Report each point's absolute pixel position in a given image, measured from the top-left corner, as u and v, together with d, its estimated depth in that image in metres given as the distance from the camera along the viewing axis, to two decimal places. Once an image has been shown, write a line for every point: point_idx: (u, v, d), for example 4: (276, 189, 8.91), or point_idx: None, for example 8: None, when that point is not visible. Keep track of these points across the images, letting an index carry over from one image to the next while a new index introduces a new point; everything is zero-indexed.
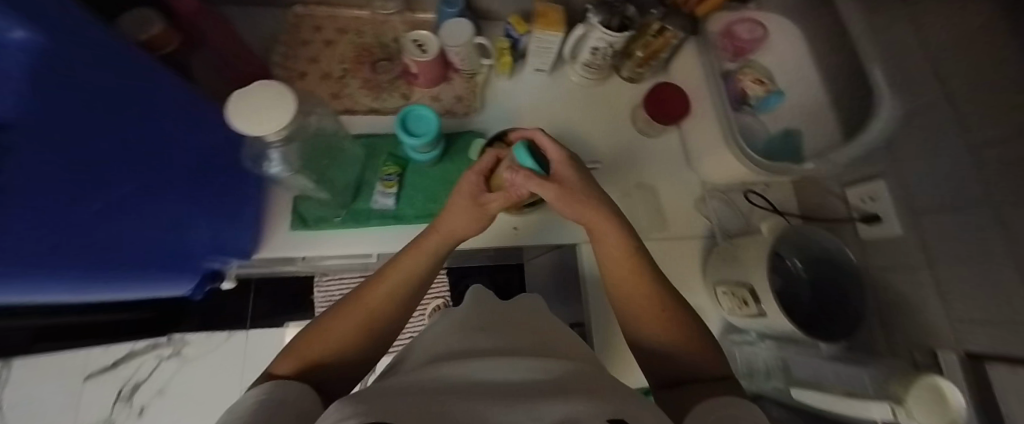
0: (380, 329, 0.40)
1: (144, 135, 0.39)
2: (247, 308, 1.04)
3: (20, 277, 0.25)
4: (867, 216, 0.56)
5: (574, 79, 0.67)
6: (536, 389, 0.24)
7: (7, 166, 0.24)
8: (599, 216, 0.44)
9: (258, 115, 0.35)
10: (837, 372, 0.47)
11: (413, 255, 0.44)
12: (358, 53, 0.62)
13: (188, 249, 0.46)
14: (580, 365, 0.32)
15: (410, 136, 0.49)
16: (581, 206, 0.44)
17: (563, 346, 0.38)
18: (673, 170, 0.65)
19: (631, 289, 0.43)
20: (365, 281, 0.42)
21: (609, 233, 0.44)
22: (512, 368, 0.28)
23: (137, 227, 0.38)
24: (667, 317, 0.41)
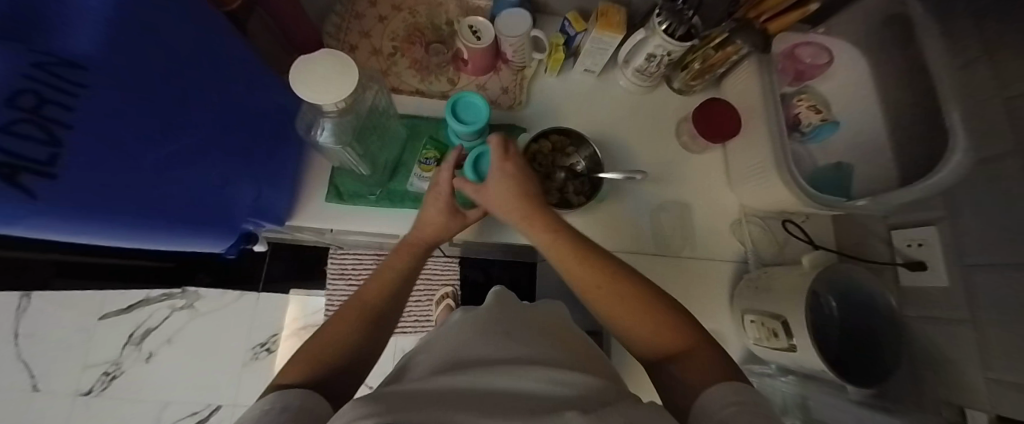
0: (379, 318, 0.42)
1: (206, 95, 0.40)
2: (260, 271, 1.07)
3: (71, 214, 0.25)
4: (912, 263, 0.54)
5: (622, 83, 0.65)
6: (582, 404, 0.24)
7: (69, 104, 0.25)
8: (521, 215, 0.45)
9: (321, 83, 0.35)
10: (862, 418, 0.46)
11: (396, 256, 0.47)
12: (410, 33, 0.62)
13: (236, 209, 0.47)
14: (619, 388, 0.31)
15: (457, 121, 0.49)
16: (507, 201, 0.46)
17: (595, 364, 0.37)
18: (712, 189, 0.64)
19: (573, 270, 0.42)
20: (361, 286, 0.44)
21: (536, 227, 0.45)
22: (549, 382, 0.27)
23: (191, 185, 0.38)
24: (606, 292, 0.40)
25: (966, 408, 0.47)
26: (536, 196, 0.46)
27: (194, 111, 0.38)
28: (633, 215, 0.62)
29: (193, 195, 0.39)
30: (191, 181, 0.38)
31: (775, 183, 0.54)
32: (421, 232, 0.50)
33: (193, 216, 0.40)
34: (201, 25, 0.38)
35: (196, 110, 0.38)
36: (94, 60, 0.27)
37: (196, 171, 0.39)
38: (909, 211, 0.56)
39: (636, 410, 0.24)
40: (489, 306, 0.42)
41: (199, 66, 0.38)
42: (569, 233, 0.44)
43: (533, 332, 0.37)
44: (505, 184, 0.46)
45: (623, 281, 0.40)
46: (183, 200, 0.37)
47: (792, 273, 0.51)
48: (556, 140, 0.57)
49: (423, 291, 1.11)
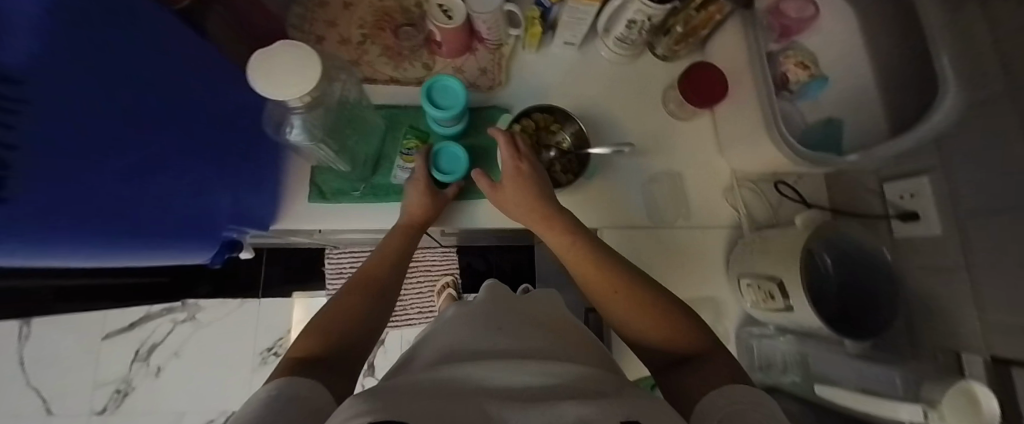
0: (379, 300, 0.42)
1: (160, 100, 0.37)
2: (259, 276, 1.06)
3: (41, 239, 0.24)
4: (904, 214, 0.54)
5: (604, 54, 0.63)
6: (578, 397, 0.24)
7: (23, 127, 0.23)
8: (537, 216, 0.48)
9: (281, 77, 0.33)
10: (859, 371, 0.46)
11: (393, 238, 0.49)
12: (379, 18, 0.59)
13: (212, 219, 0.45)
14: (618, 377, 0.30)
15: (434, 107, 0.47)
16: (521, 202, 0.49)
17: (587, 355, 0.36)
18: (702, 157, 0.63)
19: (588, 273, 0.44)
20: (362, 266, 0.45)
21: (552, 230, 0.47)
22: (546, 375, 0.27)
23: (158, 198, 0.37)
24: (621, 297, 0.41)
25: (960, 352, 0.47)
26: (550, 199, 0.49)
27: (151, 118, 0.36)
28: (623, 190, 0.61)
29: (160, 207, 0.37)
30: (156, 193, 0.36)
31: (765, 144, 0.53)
32: (414, 219, 0.50)
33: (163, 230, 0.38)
34: (150, 26, 0.36)
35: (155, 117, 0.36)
36: (35, 69, 0.25)
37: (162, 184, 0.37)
38: (900, 162, 0.55)
39: (630, 401, 0.23)
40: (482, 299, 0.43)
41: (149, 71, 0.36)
42: (585, 237, 0.46)
43: (527, 324, 0.37)
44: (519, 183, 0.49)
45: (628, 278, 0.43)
46: (156, 215, 0.36)
47: (785, 235, 0.51)
48: (540, 118, 0.55)
49: (423, 282, 1.12)
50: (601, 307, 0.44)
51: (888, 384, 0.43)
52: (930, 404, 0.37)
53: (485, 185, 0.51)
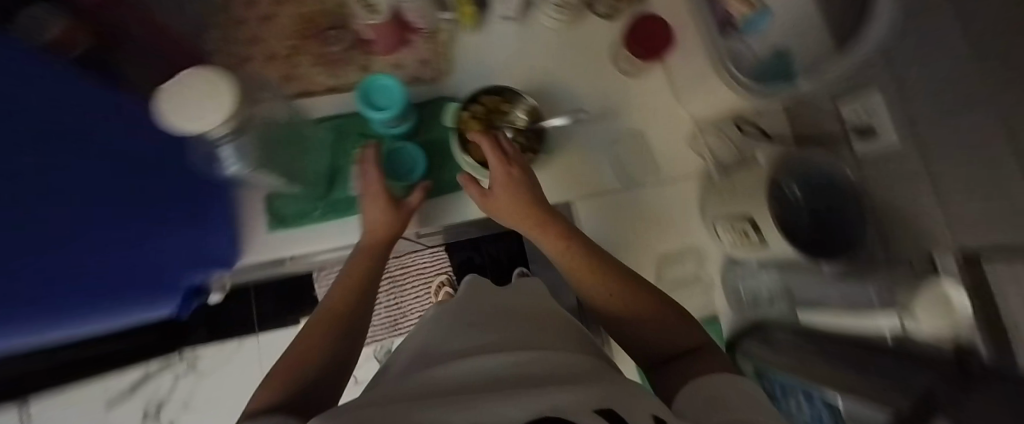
0: (348, 324, 0.42)
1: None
2: (252, 312, 1.04)
3: None
4: (862, 129, 0.47)
5: (546, 23, 0.60)
6: (544, 385, 0.24)
7: None
8: (530, 221, 0.48)
9: (194, 108, 0.31)
10: (841, 293, 0.48)
11: (356, 261, 0.48)
12: (302, 25, 0.56)
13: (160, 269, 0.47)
14: (600, 367, 0.30)
15: (374, 110, 0.45)
16: (511, 207, 0.49)
17: (569, 341, 0.36)
18: (661, 109, 0.63)
19: (585, 278, 0.44)
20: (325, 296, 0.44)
21: (546, 235, 0.47)
22: (517, 366, 0.27)
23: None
24: (621, 294, 0.42)
25: None
26: (540, 203, 0.49)
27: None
28: (587, 159, 0.60)
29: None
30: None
31: None
32: (372, 236, 0.49)
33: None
34: None
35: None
36: None
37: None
38: None
39: (595, 390, 0.23)
40: (458, 300, 0.42)
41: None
42: (579, 240, 0.46)
43: (501, 317, 0.37)
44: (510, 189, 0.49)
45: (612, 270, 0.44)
46: None
47: (749, 173, 0.51)
48: (489, 101, 0.53)
49: (419, 285, 1.12)
50: (597, 312, 0.44)
51: (863, 298, 0.45)
52: (903, 311, 0.39)
53: (474, 192, 0.51)
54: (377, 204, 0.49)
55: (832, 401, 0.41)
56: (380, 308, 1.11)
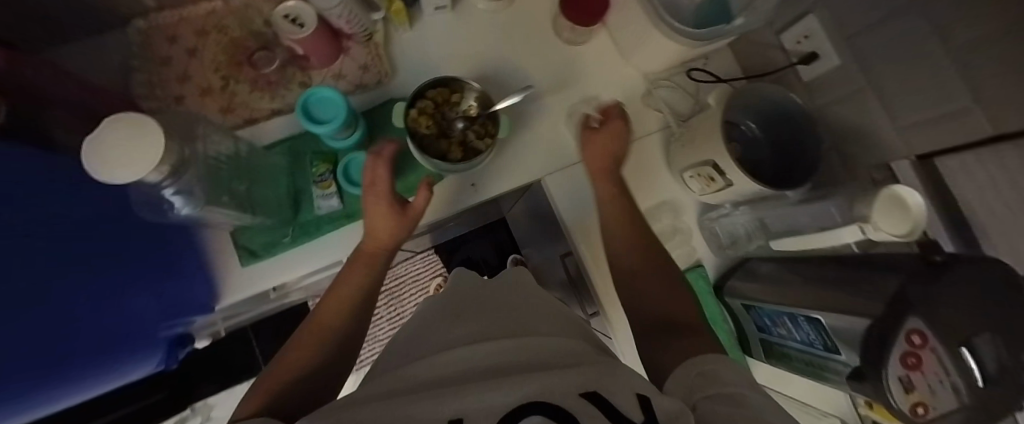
0: (339, 339, 0.41)
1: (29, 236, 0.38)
2: (255, 352, 1.02)
3: None
4: (806, 57, 0.58)
5: (481, 6, 0.60)
6: (526, 372, 0.24)
7: None
8: (603, 179, 0.52)
9: (120, 153, 0.29)
10: (809, 214, 0.49)
11: (355, 266, 0.47)
12: (230, 53, 0.55)
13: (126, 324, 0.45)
14: (579, 347, 0.30)
15: (316, 124, 0.44)
16: (596, 158, 0.53)
17: (562, 327, 0.36)
18: (611, 70, 0.63)
19: (620, 240, 0.49)
20: (318, 306, 0.43)
21: (603, 187, 0.52)
22: (501, 355, 0.27)
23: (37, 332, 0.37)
24: (656, 272, 0.45)
25: (891, 163, 0.50)
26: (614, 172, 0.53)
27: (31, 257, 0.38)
28: (551, 135, 0.60)
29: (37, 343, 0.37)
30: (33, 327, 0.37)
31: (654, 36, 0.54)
32: (374, 241, 0.47)
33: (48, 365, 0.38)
34: None
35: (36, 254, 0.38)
36: None
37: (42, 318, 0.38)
38: (786, 10, 0.60)
39: (575, 370, 0.24)
40: (444, 296, 0.42)
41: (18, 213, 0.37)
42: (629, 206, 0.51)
43: (486, 307, 0.37)
44: (607, 141, 0.53)
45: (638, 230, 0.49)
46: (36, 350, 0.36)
47: (705, 117, 0.52)
48: (436, 94, 0.52)
49: (417, 292, 1.11)
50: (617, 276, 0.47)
51: (823, 216, 0.46)
52: (864, 219, 0.39)
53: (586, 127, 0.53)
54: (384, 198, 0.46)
55: (814, 317, 0.43)
56: (382, 322, 1.11)
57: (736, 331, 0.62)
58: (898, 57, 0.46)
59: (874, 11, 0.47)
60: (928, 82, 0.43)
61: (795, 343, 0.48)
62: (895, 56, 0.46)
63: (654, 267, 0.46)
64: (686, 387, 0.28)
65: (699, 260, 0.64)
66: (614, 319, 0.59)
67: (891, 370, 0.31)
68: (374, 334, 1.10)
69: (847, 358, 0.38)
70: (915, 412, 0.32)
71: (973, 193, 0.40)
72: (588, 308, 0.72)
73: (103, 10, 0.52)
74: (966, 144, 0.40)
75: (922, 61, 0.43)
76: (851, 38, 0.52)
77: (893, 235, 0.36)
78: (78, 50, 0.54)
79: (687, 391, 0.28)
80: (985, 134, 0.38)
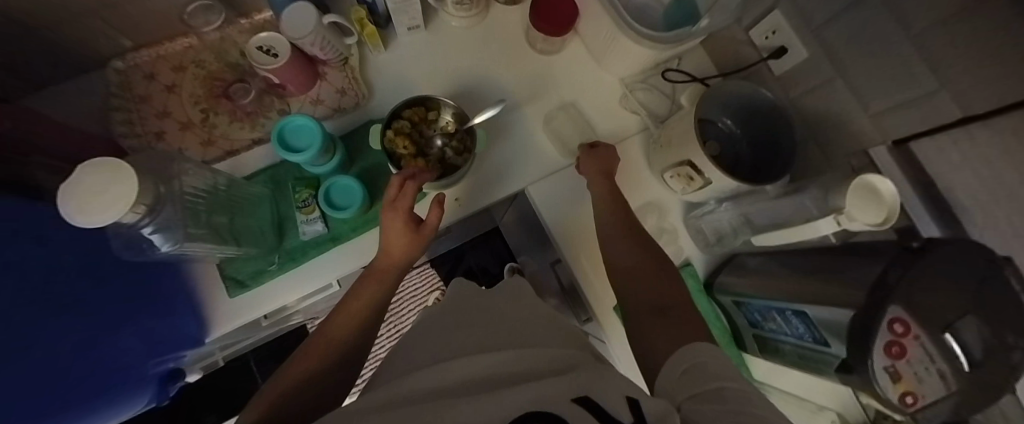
0: (347, 353, 0.39)
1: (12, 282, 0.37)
2: (254, 380, 1.00)
3: None
4: (775, 51, 0.60)
5: (453, 23, 0.61)
6: (515, 383, 0.23)
7: None
8: (604, 189, 0.54)
9: (96, 197, 0.30)
10: (787, 207, 0.49)
11: (369, 282, 0.45)
12: (208, 86, 0.55)
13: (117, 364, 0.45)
14: (566, 355, 0.30)
15: (291, 152, 0.44)
16: (598, 171, 0.54)
17: (563, 337, 0.35)
18: (586, 77, 0.64)
19: (630, 239, 0.48)
20: (328, 320, 0.42)
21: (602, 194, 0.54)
22: (500, 365, 0.27)
23: (25, 381, 0.36)
24: (654, 267, 0.45)
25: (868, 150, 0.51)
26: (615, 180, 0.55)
27: (15, 304, 0.36)
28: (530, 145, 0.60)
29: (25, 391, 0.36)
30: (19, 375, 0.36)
31: (623, 41, 0.55)
32: (388, 259, 0.47)
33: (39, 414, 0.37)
34: None
35: (21, 300, 0.37)
36: None
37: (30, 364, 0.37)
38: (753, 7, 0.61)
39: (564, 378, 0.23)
40: (436, 310, 0.42)
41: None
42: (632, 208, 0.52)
43: (480, 319, 0.36)
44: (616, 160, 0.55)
45: (644, 238, 0.48)
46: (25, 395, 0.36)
47: (680, 118, 0.52)
48: (412, 113, 0.53)
49: (415, 307, 1.11)
50: (616, 272, 0.46)
51: (801, 209, 0.46)
52: (839, 210, 0.39)
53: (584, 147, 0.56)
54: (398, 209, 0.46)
55: (802, 310, 0.43)
56: (382, 340, 1.10)
57: (730, 327, 0.62)
58: (863, 45, 0.47)
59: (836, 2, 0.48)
60: (895, 66, 0.44)
61: (786, 337, 0.48)
62: (860, 45, 0.47)
63: (646, 265, 0.45)
64: (674, 389, 0.27)
65: (687, 258, 0.63)
66: (609, 325, 0.58)
67: (877, 361, 0.31)
68: (373, 353, 1.09)
69: (835, 350, 0.38)
70: (905, 402, 0.31)
71: (947, 172, 0.40)
72: (582, 314, 0.72)
73: (79, 54, 0.52)
74: (939, 126, 0.41)
75: (887, 47, 0.44)
76: (817, 31, 0.53)
77: (867, 225, 0.36)
78: (56, 92, 0.55)
79: (675, 392, 0.27)
80: (953, 116, 0.38)
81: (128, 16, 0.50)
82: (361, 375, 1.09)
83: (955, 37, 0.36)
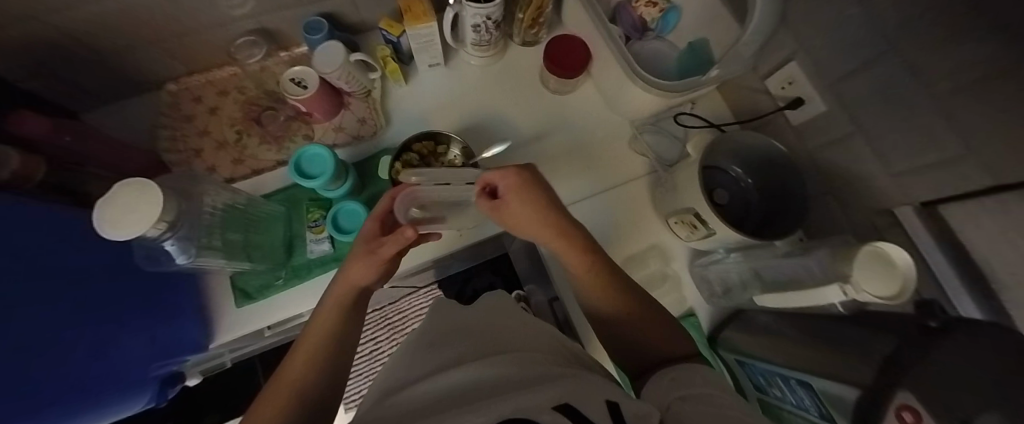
0: (315, 394, 0.35)
1: (33, 281, 0.38)
2: (258, 385, 1.02)
3: None
4: (792, 102, 0.59)
5: (472, 62, 0.64)
6: (495, 394, 0.23)
7: None
8: (563, 244, 0.43)
9: (124, 217, 0.33)
10: (793, 266, 0.45)
11: (326, 311, 0.40)
12: (245, 110, 0.61)
13: (126, 364, 0.47)
14: (544, 362, 0.30)
15: (305, 178, 0.47)
16: (529, 226, 0.43)
17: (545, 346, 0.35)
18: (595, 116, 0.65)
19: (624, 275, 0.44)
20: (283, 362, 0.37)
21: (570, 252, 0.43)
22: (477, 374, 0.27)
23: (54, 360, 0.38)
24: (647, 308, 0.42)
25: (893, 209, 0.48)
26: (567, 223, 0.43)
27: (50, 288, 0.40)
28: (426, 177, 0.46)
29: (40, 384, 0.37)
30: (53, 353, 0.38)
31: (630, 87, 0.56)
32: (345, 279, 0.41)
33: (56, 400, 0.39)
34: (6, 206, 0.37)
35: (58, 284, 0.41)
36: None
37: (64, 344, 0.40)
38: (768, 59, 0.61)
39: (541, 389, 0.22)
40: (425, 326, 0.41)
41: (36, 254, 0.39)
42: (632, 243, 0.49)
43: (461, 333, 0.36)
44: (523, 211, 0.42)
45: (598, 277, 0.43)
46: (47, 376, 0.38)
47: (686, 167, 0.52)
48: (421, 146, 0.56)
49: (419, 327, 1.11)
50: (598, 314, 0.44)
51: (807, 270, 0.42)
52: (845, 279, 0.36)
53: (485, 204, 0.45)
54: (372, 218, 0.44)
55: (807, 380, 0.40)
56: (383, 357, 1.11)
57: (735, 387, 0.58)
58: (882, 102, 0.45)
59: (853, 58, 0.47)
60: (916, 126, 0.41)
61: (790, 407, 0.44)
62: (878, 103, 0.46)
63: (645, 302, 0.43)
64: (659, 392, 0.30)
65: (690, 309, 0.62)
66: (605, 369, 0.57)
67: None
68: (374, 369, 1.10)
69: None
70: None
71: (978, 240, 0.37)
72: None
73: (140, 78, 0.60)
74: (966, 192, 0.38)
75: (907, 107, 0.42)
76: (834, 84, 0.51)
77: (877, 299, 0.33)
78: (118, 109, 0.62)
79: (661, 394, 0.29)
80: (981, 183, 0.36)
81: (183, 47, 0.57)
82: (360, 390, 1.09)
83: (972, 102, 0.34)
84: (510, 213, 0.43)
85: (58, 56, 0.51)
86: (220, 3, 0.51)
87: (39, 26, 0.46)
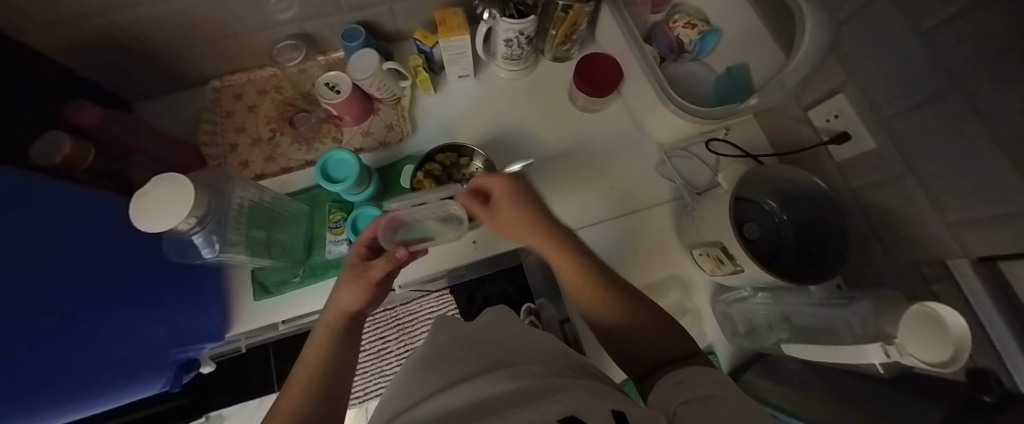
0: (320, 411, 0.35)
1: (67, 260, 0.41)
2: (270, 372, 1.05)
3: None
4: (836, 136, 0.55)
5: (502, 75, 0.65)
6: (497, 410, 0.22)
7: None
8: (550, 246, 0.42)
9: (156, 209, 0.34)
10: (827, 315, 0.42)
11: (318, 341, 0.40)
12: (281, 110, 0.64)
13: (147, 346, 0.49)
14: (550, 376, 0.29)
15: (330, 182, 0.48)
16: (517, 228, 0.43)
17: (553, 360, 0.34)
18: (623, 137, 0.63)
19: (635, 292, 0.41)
20: (280, 395, 0.37)
21: (558, 255, 0.42)
22: (476, 391, 0.26)
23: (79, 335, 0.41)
24: (663, 323, 0.39)
25: (947, 261, 0.43)
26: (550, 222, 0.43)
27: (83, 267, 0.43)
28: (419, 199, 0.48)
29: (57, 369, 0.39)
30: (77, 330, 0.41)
31: (660, 111, 0.54)
32: (332, 310, 0.42)
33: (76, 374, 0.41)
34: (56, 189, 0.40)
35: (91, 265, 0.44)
36: None
37: (90, 322, 0.42)
38: (813, 89, 0.58)
39: (548, 400, 0.21)
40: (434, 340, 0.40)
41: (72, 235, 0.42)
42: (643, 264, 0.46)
43: (466, 349, 0.36)
44: (509, 215, 0.43)
45: (591, 284, 0.40)
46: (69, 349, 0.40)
47: (715, 198, 0.49)
48: (443, 158, 0.56)
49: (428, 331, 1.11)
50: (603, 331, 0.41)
51: (843, 320, 0.39)
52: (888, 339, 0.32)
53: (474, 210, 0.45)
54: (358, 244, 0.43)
55: None
56: (391, 357, 1.12)
57: None
58: (937, 145, 0.41)
59: (908, 96, 0.43)
60: (976, 174, 0.38)
61: None
62: (933, 146, 0.42)
63: (656, 314, 0.40)
64: (666, 400, 0.28)
65: (710, 345, 0.59)
66: None
67: None
68: (382, 369, 1.11)
69: None
70: None
71: None
72: None
73: (189, 74, 0.63)
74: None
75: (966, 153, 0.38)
76: (885, 120, 0.48)
77: (924, 363, 0.28)
78: (167, 102, 0.66)
79: (668, 399, 0.27)
80: None
81: (229, 47, 0.60)
82: (367, 388, 1.10)
83: None
84: (501, 218, 0.44)
85: (115, 51, 0.55)
86: (266, 8, 0.53)
87: (100, 24, 0.49)
